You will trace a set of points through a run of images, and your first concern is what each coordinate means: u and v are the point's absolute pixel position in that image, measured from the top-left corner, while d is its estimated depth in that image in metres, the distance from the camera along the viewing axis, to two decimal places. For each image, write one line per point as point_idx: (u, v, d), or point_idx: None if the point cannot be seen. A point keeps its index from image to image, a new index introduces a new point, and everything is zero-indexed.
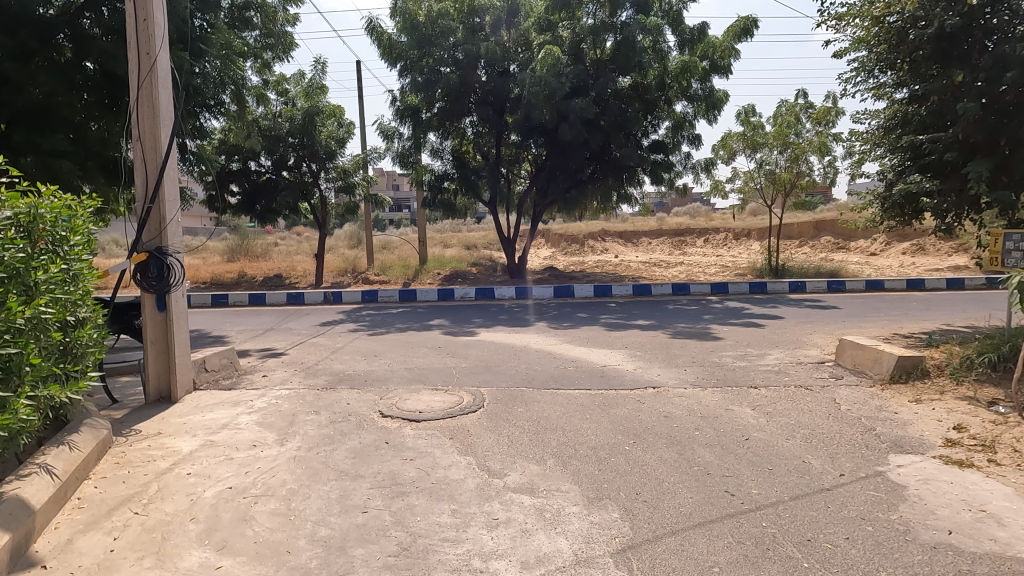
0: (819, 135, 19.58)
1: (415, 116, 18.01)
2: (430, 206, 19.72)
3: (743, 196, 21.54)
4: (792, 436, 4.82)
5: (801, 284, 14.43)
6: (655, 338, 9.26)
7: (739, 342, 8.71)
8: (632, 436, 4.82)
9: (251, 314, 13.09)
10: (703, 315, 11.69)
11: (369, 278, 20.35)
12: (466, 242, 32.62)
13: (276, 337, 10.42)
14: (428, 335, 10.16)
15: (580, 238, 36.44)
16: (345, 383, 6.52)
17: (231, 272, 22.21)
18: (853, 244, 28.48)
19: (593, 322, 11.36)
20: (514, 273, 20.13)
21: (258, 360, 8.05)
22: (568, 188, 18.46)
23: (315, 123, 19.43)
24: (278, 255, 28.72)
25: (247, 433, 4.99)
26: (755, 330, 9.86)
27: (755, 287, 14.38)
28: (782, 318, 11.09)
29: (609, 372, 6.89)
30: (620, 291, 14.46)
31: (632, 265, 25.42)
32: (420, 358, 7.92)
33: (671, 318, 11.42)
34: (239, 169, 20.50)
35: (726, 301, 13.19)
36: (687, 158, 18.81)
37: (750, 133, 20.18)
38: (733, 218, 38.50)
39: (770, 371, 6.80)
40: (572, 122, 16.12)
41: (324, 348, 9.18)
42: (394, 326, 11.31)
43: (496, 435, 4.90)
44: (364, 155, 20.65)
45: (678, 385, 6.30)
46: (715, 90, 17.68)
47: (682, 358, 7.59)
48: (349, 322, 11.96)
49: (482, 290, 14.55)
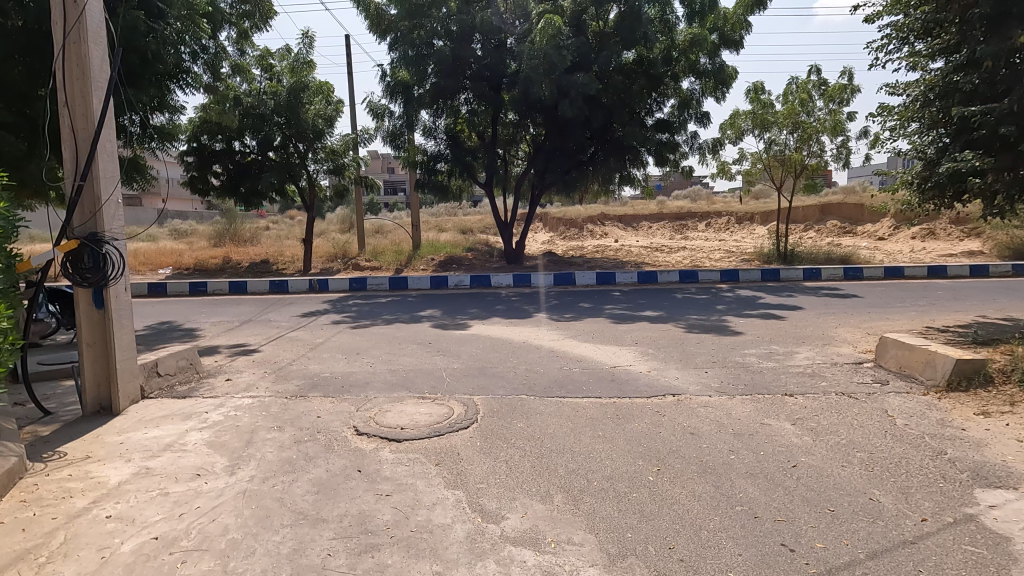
0: (832, 114, 18.67)
1: (407, 93, 16.97)
2: (423, 187, 18.55)
3: (751, 178, 20.68)
4: (848, 461, 4.00)
5: (816, 271, 13.61)
6: (667, 332, 8.44)
7: (760, 337, 7.88)
8: (655, 461, 4.02)
9: (230, 305, 12.22)
10: (715, 305, 10.84)
11: (360, 264, 19.45)
12: (461, 227, 31.68)
13: (252, 330, 9.57)
14: (419, 329, 9.33)
15: (579, 222, 35.54)
16: (319, 389, 5.68)
17: (216, 258, 21.31)
18: (861, 228, 27.72)
19: (597, 313, 10.52)
20: (511, 259, 19.30)
21: (226, 359, 7.20)
22: (568, 169, 17.72)
23: (302, 101, 18.39)
24: (267, 240, 27.78)
25: (193, 458, 4.15)
26: (775, 323, 9.03)
27: (767, 275, 13.56)
28: (802, 309, 10.28)
29: (620, 376, 6.06)
30: (624, 278, 13.60)
31: (634, 250, 24.65)
32: (407, 358, 7.08)
33: (682, 309, 10.61)
34: (224, 150, 19.54)
35: (737, 290, 12.38)
36: (693, 138, 17.86)
37: (759, 111, 19.27)
38: (736, 202, 37.61)
39: (804, 374, 5.98)
40: (572, 98, 15.19)
41: (303, 344, 8.33)
42: (382, 318, 10.46)
43: (493, 460, 4.07)
44: (354, 135, 19.67)
45: (701, 392, 5.47)
46: (725, 66, 16.71)
47: (702, 358, 6.75)
48: (334, 313, 11.11)
49: (477, 277, 13.68)
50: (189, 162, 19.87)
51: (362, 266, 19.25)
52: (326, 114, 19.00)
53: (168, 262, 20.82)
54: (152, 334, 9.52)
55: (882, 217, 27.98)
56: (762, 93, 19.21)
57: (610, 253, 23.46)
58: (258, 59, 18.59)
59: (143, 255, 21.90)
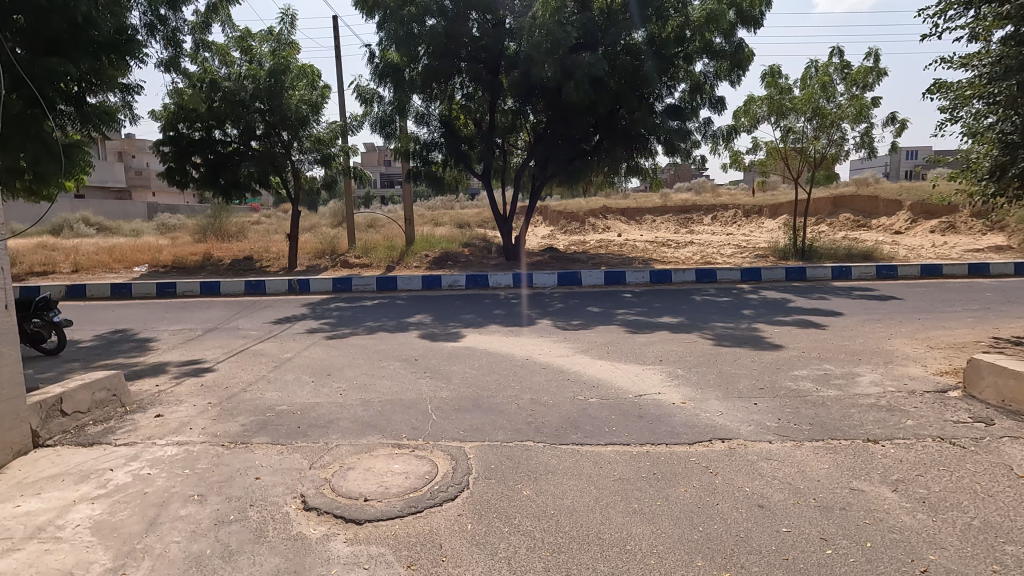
0: (855, 99, 17.46)
1: (397, 76, 15.65)
2: (415, 178, 17.35)
3: (765, 168, 19.48)
4: (1000, 562, 2.78)
5: (846, 269, 12.40)
6: (693, 345, 7.23)
7: (807, 353, 6.66)
8: (724, 563, 2.81)
9: (198, 309, 10.98)
10: (740, 312, 9.62)
11: (349, 261, 18.21)
12: (457, 220, 30.40)
13: (215, 341, 8.35)
14: (405, 340, 8.09)
15: (581, 215, 34.18)
16: (268, 430, 4.46)
17: (195, 255, 20.01)
18: (875, 222, 26.63)
19: (608, 320, 9.29)
20: (511, 256, 18.12)
21: (169, 384, 5.97)
22: (571, 159, 16.55)
23: (284, 85, 17.04)
24: (255, 235, 26.47)
25: (64, 554, 2.94)
26: (817, 333, 7.81)
27: (792, 273, 12.35)
28: (842, 316, 9.06)
29: (650, 410, 4.84)
30: (635, 278, 12.37)
31: (640, 245, 23.44)
32: (387, 382, 5.87)
33: (704, 315, 9.43)
34: (203, 139, 18.26)
35: (762, 291, 11.18)
36: (706, 125, 16.59)
37: (776, 96, 18.04)
38: (743, 195, 36.31)
39: (878, 409, 4.77)
40: (578, 80, 13.96)
41: (268, 360, 7.10)
42: (365, 326, 9.23)
43: (490, 557, 2.85)
44: (342, 122, 18.38)
45: (758, 437, 4.27)
46: (743, 47, 15.39)
47: (744, 383, 5.54)
48: (312, 319, 9.88)
49: (473, 277, 12.45)
50: (166, 152, 18.60)
51: (351, 263, 17.99)
52: (311, 100, 17.65)
53: (145, 258, 19.56)
54: (100, 345, 8.29)
55: (898, 209, 26.80)
56: (778, 77, 18.01)
57: (615, 248, 22.28)
58: (237, 39, 17.27)
59: (118, 252, 20.58)
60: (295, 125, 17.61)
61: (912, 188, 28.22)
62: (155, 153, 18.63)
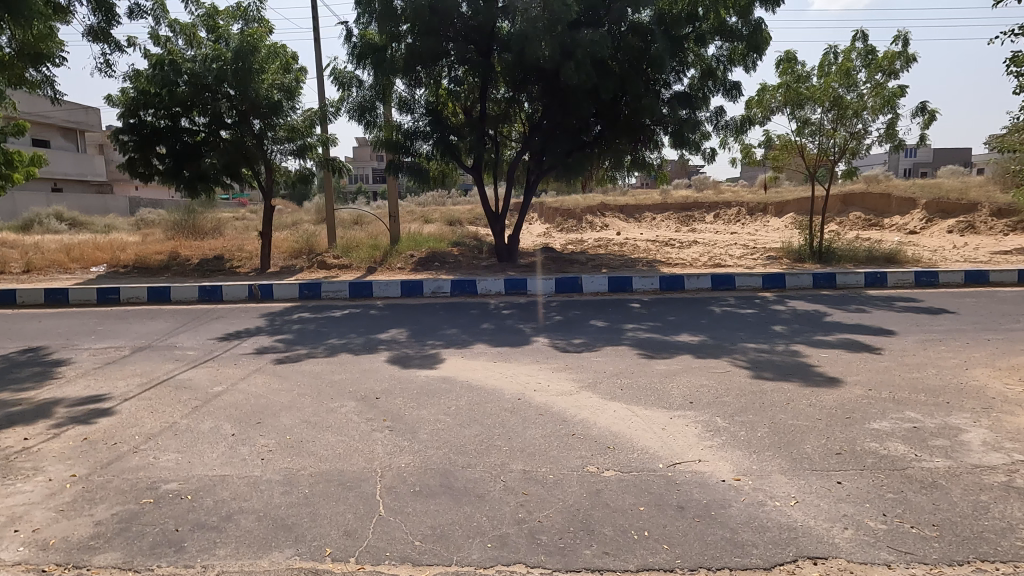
0: (878, 88, 16.10)
1: (376, 56, 14.16)
2: (397, 171, 15.83)
3: (778, 163, 18.07)
4: None
5: (881, 275, 10.98)
6: (728, 377, 5.78)
7: (876, 393, 5.21)
8: None
9: (138, 321, 9.45)
10: (770, 329, 8.18)
11: (326, 261, 16.70)
12: (448, 217, 28.88)
13: (138, 365, 6.84)
14: (370, 366, 6.61)
15: (578, 213, 32.69)
16: (126, 538, 2.97)
17: (160, 254, 18.42)
18: (888, 221, 25.32)
19: (616, 337, 7.84)
20: (503, 257, 16.68)
21: (39, 440, 4.47)
22: (570, 151, 15.10)
23: (253, 67, 15.50)
24: (232, 232, 24.86)
25: None
26: (875, 361, 6.36)
27: (819, 280, 10.93)
28: (894, 336, 7.61)
29: (694, 496, 3.39)
30: (643, 284, 10.89)
31: (641, 245, 22.02)
32: (331, 438, 4.38)
33: (728, 332, 8.00)
34: (167, 128, 16.66)
35: (790, 303, 9.75)
36: (718, 114, 15.12)
37: (792, 84, 16.63)
38: (745, 192, 34.95)
39: (1020, 496, 3.32)
40: (578, 60, 12.52)
41: (190, 395, 5.60)
42: (326, 345, 7.73)
43: None
44: (318, 109, 16.86)
45: (866, 556, 2.81)
46: (762, 28, 13.95)
47: (812, 444, 4.08)
48: (266, 335, 8.38)
49: (460, 282, 10.95)
50: (126, 142, 16.95)
51: (329, 264, 16.47)
52: (284, 85, 16.12)
53: (105, 258, 17.94)
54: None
55: (912, 208, 25.52)
56: (794, 63, 16.60)
57: (615, 249, 20.87)
58: (201, 16, 15.72)
59: (76, 250, 18.90)
60: (267, 111, 16.08)
61: (925, 186, 26.96)
62: (114, 142, 16.97)
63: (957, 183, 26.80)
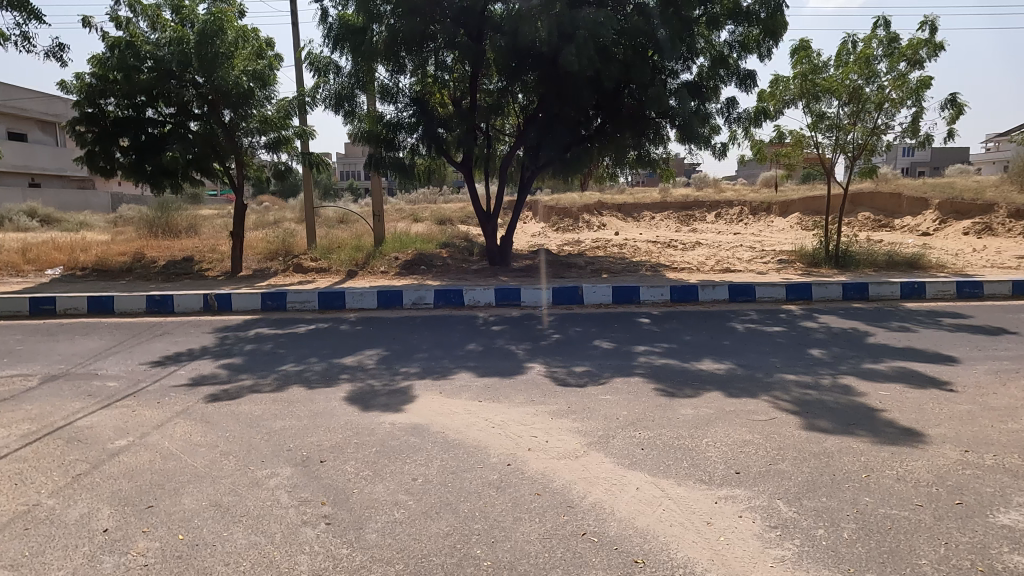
0: (902, 78, 14.88)
1: (356, 40, 12.84)
2: (379, 166, 14.49)
3: (790, 160, 16.85)
4: None
5: (918, 286, 9.78)
6: (776, 430, 4.53)
7: (977, 458, 3.96)
8: None
9: (68, 339, 8.12)
10: (808, 353, 6.92)
11: (303, 264, 15.40)
12: (439, 216, 27.56)
13: (38, 402, 5.53)
14: (324, 405, 5.31)
15: (574, 212, 31.45)
16: None
17: (124, 255, 17.01)
18: (898, 222, 24.22)
19: (626, 363, 6.58)
20: (495, 260, 15.41)
21: None
22: (568, 146, 13.84)
23: (220, 52, 14.10)
24: (208, 231, 23.43)
25: None
26: (953, 404, 5.11)
27: (849, 291, 9.71)
28: (957, 364, 6.38)
29: None
30: (651, 295, 9.63)
31: (642, 247, 20.79)
32: (241, 539, 3.11)
33: (759, 358, 6.76)
34: (129, 118, 15.23)
35: (822, 319, 8.51)
36: (730, 106, 13.86)
37: (808, 74, 15.37)
38: (747, 191, 33.78)
39: None
40: (579, 44, 11.27)
41: (79, 453, 4.29)
42: (279, 374, 6.42)
43: None
44: (295, 98, 15.48)
45: None
46: (779, 11, 12.69)
47: (927, 559, 2.83)
48: (210, 358, 7.06)
49: (445, 292, 9.67)
50: (83, 134, 15.49)
51: (306, 267, 15.17)
52: (256, 72, 14.73)
53: (63, 259, 16.51)
54: None
55: (924, 208, 24.44)
56: (810, 52, 15.32)
57: (615, 251, 19.64)
58: None
59: (34, 250, 17.46)
60: (237, 101, 14.68)
61: (936, 186, 25.85)
62: (70, 134, 15.50)
63: (970, 184, 25.74)
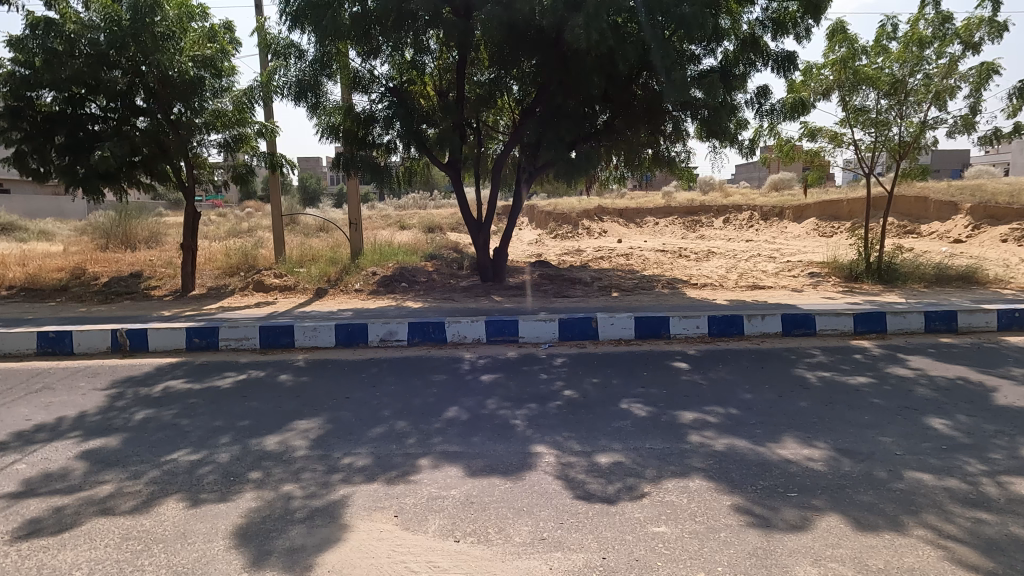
0: (955, 64, 12.87)
1: (317, 15, 10.73)
2: (350, 167, 12.41)
3: (821, 161, 14.88)
4: None
5: (1017, 314, 7.80)
6: None
7: None
8: None
9: None
10: (931, 425, 4.88)
11: (264, 280, 13.30)
12: (429, 223, 25.48)
13: None
14: (199, 552, 3.21)
15: (573, 218, 29.47)
16: None
17: (61, 271, 14.84)
18: (928, 229, 22.31)
19: (675, 448, 4.50)
20: (486, 275, 13.32)
21: None
22: (572, 143, 11.83)
23: (163, 33, 11.99)
24: (172, 241, 21.27)
25: None
26: None
27: (932, 321, 7.71)
28: None
29: None
30: (684, 328, 7.59)
31: (651, 256, 18.81)
32: None
33: (864, 433, 4.71)
34: (62, 113, 13.01)
35: (916, 364, 6.47)
36: (762, 96, 11.87)
37: (845, 61, 13.32)
38: (757, 195, 31.85)
39: None
40: (587, 16, 9.23)
41: None
42: (161, 469, 4.30)
43: None
44: (255, 90, 13.43)
45: None
46: None
47: None
48: (77, 436, 4.95)
49: (421, 325, 7.61)
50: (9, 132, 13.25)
51: (267, 285, 13.06)
52: (206, 58, 12.65)
53: None
54: None
55: (954, 213, 22.51)
56: (848, 35, 13.28)
57: (622, 262, 17.64)
58: None
59: None
60: (184, 92, 12.57)
61: (965, 189, 23.97)
62: None
63: (1001, 186, 23.84)
